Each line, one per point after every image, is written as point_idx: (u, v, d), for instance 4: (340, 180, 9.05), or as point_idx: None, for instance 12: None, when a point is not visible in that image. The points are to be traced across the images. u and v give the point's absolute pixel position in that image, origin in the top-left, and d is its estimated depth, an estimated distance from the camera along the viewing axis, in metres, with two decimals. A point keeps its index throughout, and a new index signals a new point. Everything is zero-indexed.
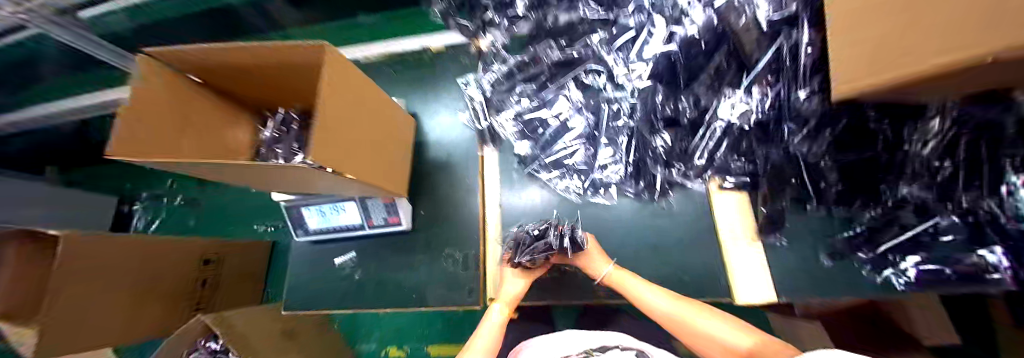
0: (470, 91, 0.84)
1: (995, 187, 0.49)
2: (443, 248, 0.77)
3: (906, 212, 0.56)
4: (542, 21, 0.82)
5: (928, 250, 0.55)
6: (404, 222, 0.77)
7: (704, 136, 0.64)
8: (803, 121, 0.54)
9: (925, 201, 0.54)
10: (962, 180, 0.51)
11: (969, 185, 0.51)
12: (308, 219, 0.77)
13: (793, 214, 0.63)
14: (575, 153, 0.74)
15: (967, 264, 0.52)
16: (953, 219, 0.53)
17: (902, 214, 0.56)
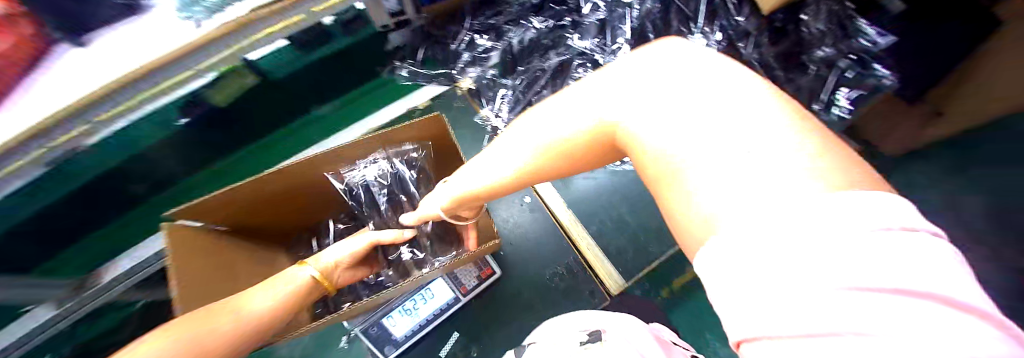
0: (492, 123, 0.90)
1: (857, 31, 0.79)
2: (543, 273, 0.74)
3: (826, 70, 0.81)
4: (506, 47, 0.91)
5: (848, 85, 0.79)
6: (495, 267, 0.73)
7: None
8: (746, 31, 0.80)
9: (829, 58, 0.80)
10: (838, 34, 0.80)
11: (845, 35, 0.80)
12: (393, 326, 0.68)
13: None
14: None
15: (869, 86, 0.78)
16: (848, 61, 0.79)
17: (825, 73, 0.81)
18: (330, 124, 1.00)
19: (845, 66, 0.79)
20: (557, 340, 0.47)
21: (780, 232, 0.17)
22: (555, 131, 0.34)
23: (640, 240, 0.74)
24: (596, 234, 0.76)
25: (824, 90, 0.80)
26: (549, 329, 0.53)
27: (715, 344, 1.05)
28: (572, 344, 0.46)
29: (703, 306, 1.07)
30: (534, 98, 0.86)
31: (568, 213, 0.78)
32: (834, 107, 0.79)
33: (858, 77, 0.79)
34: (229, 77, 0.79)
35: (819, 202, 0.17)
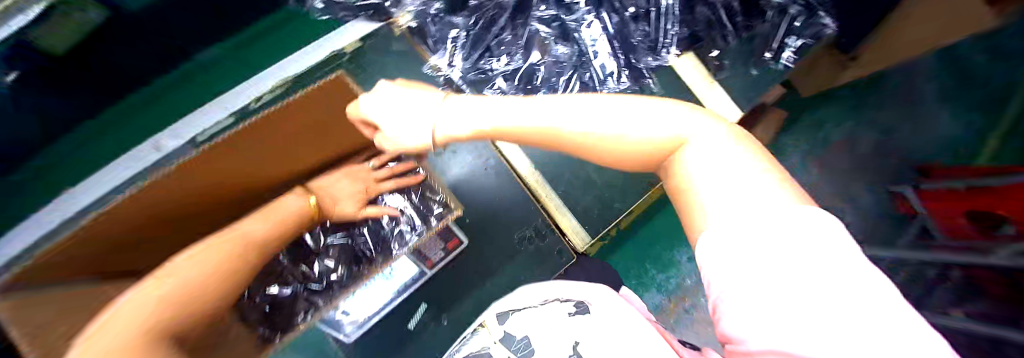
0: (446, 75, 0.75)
1: None
2: (511, 236, 0.72)
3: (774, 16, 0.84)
4: None
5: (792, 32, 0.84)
6: (463, 238, 0.68)
7: (665, 15, 0.74)
8: None
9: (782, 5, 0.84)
10: None
11: None
12: (349, 313, 0.63)
13: (727, 47, 0.84)
14: (572, 81, 0.74)
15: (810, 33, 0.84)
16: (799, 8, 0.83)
17: (773, 18, 0.84)
18: (228, 73, 0.82)
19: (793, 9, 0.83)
20: (542, 309, 0.45)
21: (782, 265, 0.19)
22: (614, 118, 0.30)
23: (605, 195, 0.74)
24: (564, 194, 0.74)
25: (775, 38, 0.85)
26: (529, 292, 0.53)
27: (655, 271, 1.20)
28: (559, 313, 0.42)
29: (645, 242, 1.21)
30: (492, 43, 0.75)
31: (531, 172, 0.74)
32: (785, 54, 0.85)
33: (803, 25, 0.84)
34: (61, 10, 0.52)
35: (815, 264, 0.18)
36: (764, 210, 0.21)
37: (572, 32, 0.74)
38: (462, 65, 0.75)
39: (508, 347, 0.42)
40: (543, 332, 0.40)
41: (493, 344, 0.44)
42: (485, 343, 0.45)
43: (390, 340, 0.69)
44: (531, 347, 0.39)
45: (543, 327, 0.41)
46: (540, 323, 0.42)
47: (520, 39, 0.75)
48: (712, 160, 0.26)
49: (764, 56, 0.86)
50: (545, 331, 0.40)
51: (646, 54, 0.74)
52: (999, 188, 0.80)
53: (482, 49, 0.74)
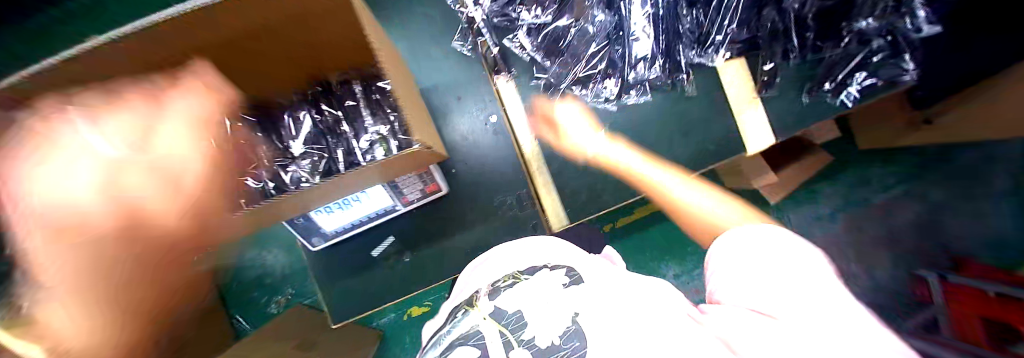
0: (470, 14, 0.66)
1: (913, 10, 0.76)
2: (491, 197, 0.71)
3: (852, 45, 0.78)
4: None
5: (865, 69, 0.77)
6: (443, 186, 0.67)
7: (725, 11, 0.66)
8: None
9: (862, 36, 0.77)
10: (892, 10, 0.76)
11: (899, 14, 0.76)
12: (322, 223, 0.64)
13: (782, 66, 0.75)
14: (600, 57, 0.67)
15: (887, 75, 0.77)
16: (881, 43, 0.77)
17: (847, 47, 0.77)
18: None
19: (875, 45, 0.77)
20: (533, 282, 0.36)
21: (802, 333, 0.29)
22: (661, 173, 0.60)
23: (597, 183, 0.72)
24: (555, 171, 0.72)
25: (839, 68, 0.77)
26: (517, 258, 0.45)
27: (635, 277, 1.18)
28: (551, 287, 0.34)
29: (634, 249, 1.18)
30: None
31: (532, 144, 0.71)
32: (845, 91, 0.78)
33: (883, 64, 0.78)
34: None
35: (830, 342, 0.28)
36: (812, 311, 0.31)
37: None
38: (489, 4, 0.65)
39: (498, 322, 0.33)
40: (542, 304, 0.32)
41: (480, 321, 0.34)
42: (476, 321, 0.34)
43: (354, 261, 0.71)
44: (525, 322, 0.31)
45: (538, 301, 0.33)
46: (533, 296, 0.34)
47: None
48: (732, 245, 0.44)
49: (820, 87, 0.77)
50: (540, 304, 0.32)
51: (686, 48, 0.67)
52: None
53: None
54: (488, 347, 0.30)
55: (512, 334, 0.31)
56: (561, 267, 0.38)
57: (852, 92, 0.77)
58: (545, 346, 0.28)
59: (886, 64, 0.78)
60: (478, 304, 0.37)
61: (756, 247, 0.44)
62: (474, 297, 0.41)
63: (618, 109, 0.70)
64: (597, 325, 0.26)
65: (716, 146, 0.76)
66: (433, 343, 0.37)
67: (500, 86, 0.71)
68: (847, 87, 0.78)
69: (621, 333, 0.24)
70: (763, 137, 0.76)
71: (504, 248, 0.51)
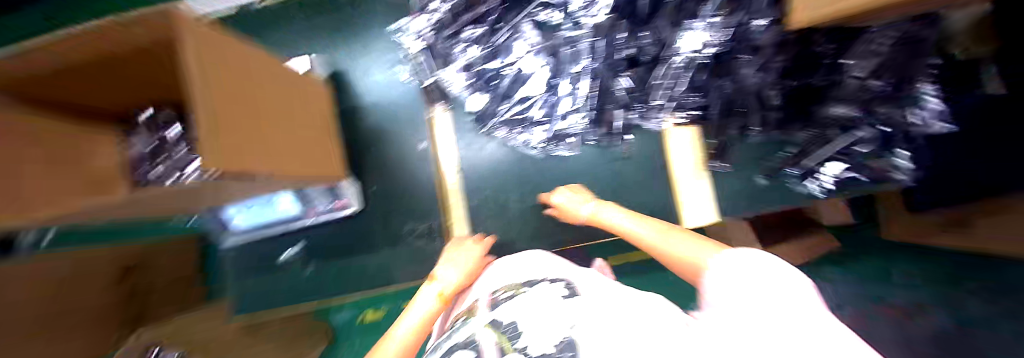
0: (406, 46, 0.64)
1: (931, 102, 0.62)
2: (403, 224, 0.73)
3: (834, 130, 0.70)
4: None
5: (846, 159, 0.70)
6: (354, 202, 0.71)
7: (662, 77, 0.62)
8: (758, 47, 0.58)
9: (846, 123, 0.67)
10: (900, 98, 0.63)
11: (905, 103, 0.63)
12: (234, 216, 0.70)
13: (736, 140, 0.70)
14: (532, 105, 0.65)
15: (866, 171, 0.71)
16: (872, 134, 0.67)
17: (828, 131, 0.70)
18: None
19: (864, 135, 0.68)
20: (530, 294, 0.43)
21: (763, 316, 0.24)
22: (653, 224, 0.50)
23: (516, 226, 0.74)
24: (471, 210, 0.73)
25: (807, 152, 0.73)
26: (529, 270, 0.52)
27: None
28: (550, 297, 0.41)
29: None
30: (456, 27, 0.61)
31: (454, 178, 0.72)
32: (806, 176, 0.75)
33: (867, 158, 0.70)
34: None
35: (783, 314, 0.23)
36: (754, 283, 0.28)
37: (559, 48, 0.61)
38: (427, 38, 0.62)
39: (496, 331, 0.38)
40: (535, 318, 0.37)
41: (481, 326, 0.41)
42: (473, 329, 0.42)
43: (266, 261, 0.75)
44: (520, 333, 0.36)
45: (534, 312, 0.39)
46: (534, 307, 0.40)
47: (488, 29, 0.62)
48: (719, 259, 0.35)
49: (781, 169, 0.73)
50: (533, 319, 0.37)
51: (619, 110, 0.66)
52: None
53: (438, 25, 0.61)
54: (481, 349, 0.36)
55: (509, 343, 0.35)
56: (560, 281, 0.45)
57: (814, 179, 0.74)
58: (538, 354, 0.31)
59: (875, 157, 0.70)
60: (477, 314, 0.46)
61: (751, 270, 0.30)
62: (475, 307, 0.48)
63: (545, 155, 0.73)
64: (591, 338, 0.30)
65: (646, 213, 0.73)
66: (441, 333, 0.47)
67: (435, 115, 0.71)
68: (807, 171, 0.75)
69: (615, 338, 0.29)
70: (702, 212, 0.71)
71: (516, 260, 0.59)
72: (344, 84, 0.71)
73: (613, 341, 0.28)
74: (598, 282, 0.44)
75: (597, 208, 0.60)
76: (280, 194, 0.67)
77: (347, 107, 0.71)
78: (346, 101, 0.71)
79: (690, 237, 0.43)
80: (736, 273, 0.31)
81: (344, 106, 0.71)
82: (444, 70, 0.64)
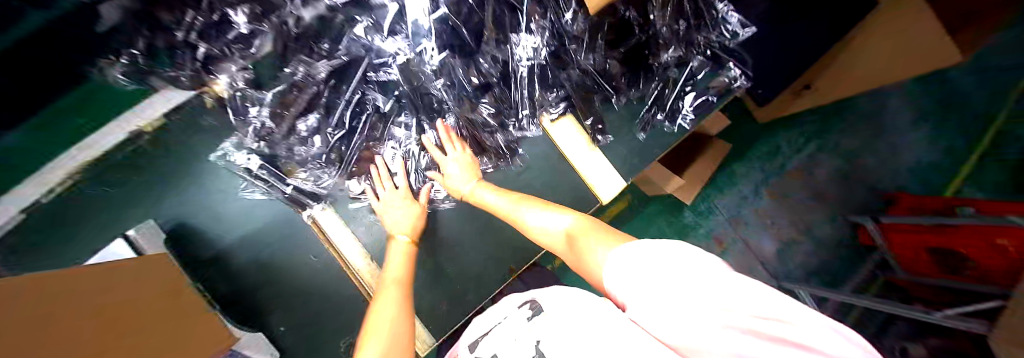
0: (242, 165, 0.59)
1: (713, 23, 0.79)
2: (336, 342, 0.66)
3: (674, 70, 0.80)
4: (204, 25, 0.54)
5: (694, 87, 0.81)
6: (265, 355, 0.58)
7: (517, 86, 0.67)
8: (573, 36, 0.68)
9: (677, 60, 0.78)
10: (694, 29, 0.78)
11: (700, 31, 0.78)
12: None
13: (605, 111, 0.77)
14: (403, 159, 0.67)
15: (714, 90, 0.81)
16: (700, 60, 0.80)
17: (669, 72, 0.79)
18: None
19: (695, 63, 0.80)
20: (501, 327, 0.41)
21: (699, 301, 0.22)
22: (514, 197, 0.59)
23: (458, 286, 0.68)
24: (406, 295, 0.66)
25: (669, 95, 0.79)
26: (503, 304, 0.49)
27: None
28: (518, 324, 0.39)
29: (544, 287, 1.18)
30: (292, 122, 0.60)
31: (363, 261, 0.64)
32: (680, 117, 0.80)
33: (706, 79, 0.81)
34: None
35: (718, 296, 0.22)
36: (677, 265, 0.25)
37: (404, 101, 0.65)
38: (262, 148, 0.60)
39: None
40: (509, 345, 0.36)
41: None
42: None
43: None
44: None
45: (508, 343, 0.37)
46: (504, 339, 0.38)
47: (323, 113, 0.61)
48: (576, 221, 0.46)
49: (657, 119, 0.79)
50: (507, 347, 0.36)
51: (493, 132, 0.67)
52: (958, 228, 0.94)
53: (272, 125, 0.59)
54: None
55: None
56: (526, 302, 0.43)
57: (686, 115, 0.80)
58: None
59: (715, 77, 0.81)
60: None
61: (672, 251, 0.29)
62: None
63: (455, 206, 0.69)
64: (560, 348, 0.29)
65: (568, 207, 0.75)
66: None
67: (316, 217, 0.63)
68: (680, 112, 0.80)
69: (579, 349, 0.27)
70: (612, 183, 0.75)
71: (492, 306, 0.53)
72: (193, 233, 0.60)
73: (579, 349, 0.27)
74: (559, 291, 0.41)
75: (474, 190, 0.63)
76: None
77: (209, 256, 0.60)
78: (205, 249, 0.60)
79: (536, 204, 0.55)
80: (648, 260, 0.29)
81: (206, 255, 0.60)
82: (298, 172, 0.62)
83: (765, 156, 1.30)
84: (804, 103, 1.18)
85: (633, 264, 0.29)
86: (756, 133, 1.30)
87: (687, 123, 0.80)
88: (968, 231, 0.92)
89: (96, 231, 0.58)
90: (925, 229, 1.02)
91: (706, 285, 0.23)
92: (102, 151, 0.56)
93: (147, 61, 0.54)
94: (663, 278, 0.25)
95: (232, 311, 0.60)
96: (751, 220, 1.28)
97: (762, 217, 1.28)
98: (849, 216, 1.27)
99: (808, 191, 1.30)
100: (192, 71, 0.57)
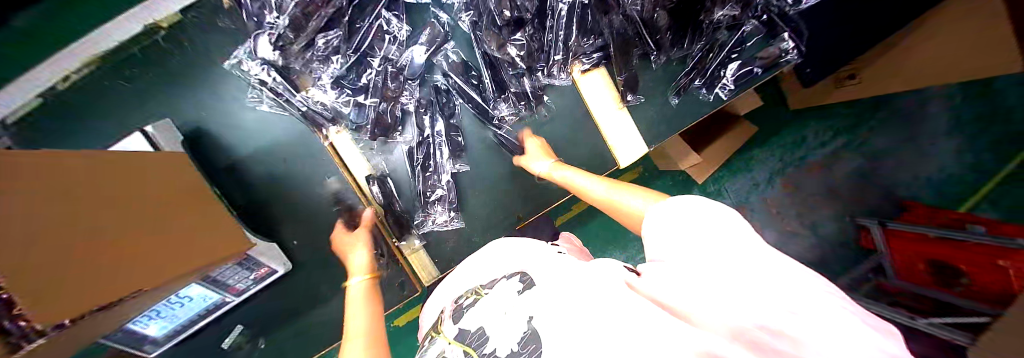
0: (255, 76, 0.55)
1: None
2: (345, 264, 0.68)
3: (724, 32, 0.72)
4: None
5: (741, 56, 0.73)
6: (277, 264, 0.62)
7: (552, 28, 0.61)
8: None
9: (731, 21, 0.70)
10: None
11: None
12: (145, 330, 0.51)
13: (640, 70, 0.71)
14: (419, 95, 0.62)
15: (763, 60, 0.73)
16: (756, 24, 0.72)
17: (718, 34, 0.72)
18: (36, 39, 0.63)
19: (750, 26, 0.72)
20: (489, 297, 0.37)
21: (724, 274, 0.23)
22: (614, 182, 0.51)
23: (463, 229, 0.69)
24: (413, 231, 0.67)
25: (711, 59, 0.72)
26: (491, 267, 0.46)
27: None
28: (506, 297, 0.35)
29: None
30: (309, 35, 0.54)
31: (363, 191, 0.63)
32: (718, 85, 0.73)
33: (757, 47, 0.73)
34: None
35: (740, 269, 0.22)
36: (709, 232, 0.26)
37: (433, 28, 0.59)
38: (277, 59, 0.54)
39: (463, 344, 0.34)
40: (497, 319, 0.33)
41: (447, 346, 0.36)
42: (441, 347, 0.37)
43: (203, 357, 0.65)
44: (487, 338, 0.32)
45: (500, 315, 0.33)
46: (492, 311, 0.35)
47: (346, 32, 0.56)
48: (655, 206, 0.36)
49: (693, 85, 0.73)
50: (495, 321, 0.33)
51: (519, 75, 0.63)
52: (967, 244, 0.95)
53: (287, 35, 0.53)
54: None
55: (475, 354, 0.32)
56: (514, 275, 0.39)
57: (726, 85, 0.73)
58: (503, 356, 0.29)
59: (767, 46, 0.73)
60: (443, 330, 0.39)
61: (683, 215, 0.29)
62: (440, 323, 0.43)
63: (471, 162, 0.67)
64: (556, 330, 0.26)
65: (586, 166, 0.72)
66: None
67: (331, 139, 0.60)
68: (721, 80, 0.73)
69: (577, 337, 0.24)
70: (636, 147, 0.69)
71: (484, 253, 0.53)
72: (209, 139, 0.60)
73: (578, 342, 0.24)
74: (558, 264, 0.36)
75: (554, 168, 0.62)
76: (185, 292, 0.48)
77: (225, 165, 0.61)
78: (221, 158, 0.60)
79: (632, 190, 0.45)
80: (672, 220, 0.30)
81: (222, 161, 0.60)
82: (310, 87, 0.57)
83: (789, 145, 1.24)
84: (843, 93, 1.10)
85: (664, 233, 0.30)
86: (784, 119, 1.23)
87: (725, 93, 0.74)
88: (973, 248, 0.94)
89: (109, 121, 0.57)
90: (927, 241, 1.02)
91: (728, 252, 0.24)
92: (117, 43, 0.57)
93: None
94: (691, 241, 0.26)
95: (247, 220, 0.63)
96: (757, 208, 1.25)
97: (771, 205, 1.26)
98: (856, 217, 1.22)
99: (825, 185, 1.26)
100: None
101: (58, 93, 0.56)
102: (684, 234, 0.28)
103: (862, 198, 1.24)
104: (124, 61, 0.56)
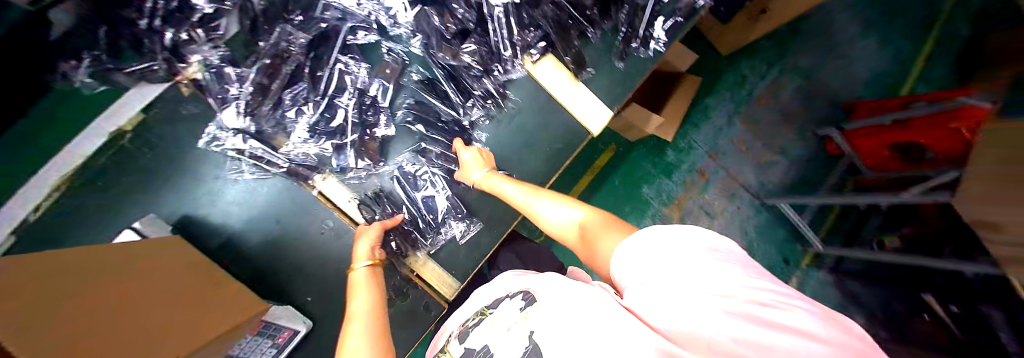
0: (232, 146, 0.57)
1: None
2: None
3: None
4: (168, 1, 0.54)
5: (663, 12, 0.82)
6: (299, 323, 0.62)
7: (495, 28, 0.66)
8: None
9: None
10: None
11: None
12: None
13: (583, 47, 0.78)
14: (391, 122, 0.65)
15: (682, 8, 0.83)
16: None
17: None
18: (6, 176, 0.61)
19: None
20: (494, 316, 0.40)
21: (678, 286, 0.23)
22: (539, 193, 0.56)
23: (471, 234, 0.71)
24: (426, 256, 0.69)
25: (640, 22, 0.81)
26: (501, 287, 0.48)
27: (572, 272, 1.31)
28: (510, 314, 0.37)
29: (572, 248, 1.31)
30: (279, 95, 0.58)
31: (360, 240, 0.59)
32: (652, 42, 0.82)
33: None
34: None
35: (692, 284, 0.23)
36: (678, 257, 0.26)
37: (385, 61, 0.65)
38: (249, 125, 0.57)
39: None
40: (501, 337, 0.34)
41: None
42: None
43: None
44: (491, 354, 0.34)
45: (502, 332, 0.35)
46: (494, 329, 0.37)
47: (310, 83, 0.59)
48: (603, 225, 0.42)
49: (632, 47, 0.82)
50: (500, 338, 0.34)
51: (479, 78, 0.68)
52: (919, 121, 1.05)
53: (256, 99, 0.56)
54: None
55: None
56: (518, 295, 0.40)
57: (658, 40, 0.82)
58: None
59: None
60: (450, 349, 0.43)
61: (662, 239, 0.29)
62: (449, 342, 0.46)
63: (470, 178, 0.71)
64: (549, 339, 0.26)
65: (564, 142, 0.77)
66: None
67: (320, 185, 0.61)
68: (652, 38, 0.82)
69: (564, 327, 0.26)
70: (601, 114, 0.75)
71: (491, 286, 0.54)
72: (199, 223, 0.60)
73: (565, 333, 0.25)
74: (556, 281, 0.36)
75: (488, 176, 0.63)
76: None
77: (220, 241, 0.61)
78: (215, 235, 0.61)
79: (561, 199, 0.53)
80: (648, 249, 0.30)
81: (219, 239, 0.61)
82: (287, 143, 0.59)
83: (732, 86, 1.37)
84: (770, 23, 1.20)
85: (640, 260, 0.30)
86: (720, 64, 1.36)
87: (660, 46, 0.82)
88: (926, 122, 1.04)
89: (90, 236, 0.56)
90: (887, 129, 1.12)
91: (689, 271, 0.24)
92: (82, 159, 0.55)
93: (113, 59, 0.56)
94: (660, 265, 0.27)
95: (261, 289, 0.63)
96: (726, 150, 1.37)
97: (738, 146, 1.37)
98: (815, 129, 1.38)
99: (775, 109, 1.39)
100: (163, 60, 0.55)
101: (34, 223, 0.54)
102: (656, 261, 0.28)
103: (804, 107, 1.39)
104: (92, 170, 0.56)
